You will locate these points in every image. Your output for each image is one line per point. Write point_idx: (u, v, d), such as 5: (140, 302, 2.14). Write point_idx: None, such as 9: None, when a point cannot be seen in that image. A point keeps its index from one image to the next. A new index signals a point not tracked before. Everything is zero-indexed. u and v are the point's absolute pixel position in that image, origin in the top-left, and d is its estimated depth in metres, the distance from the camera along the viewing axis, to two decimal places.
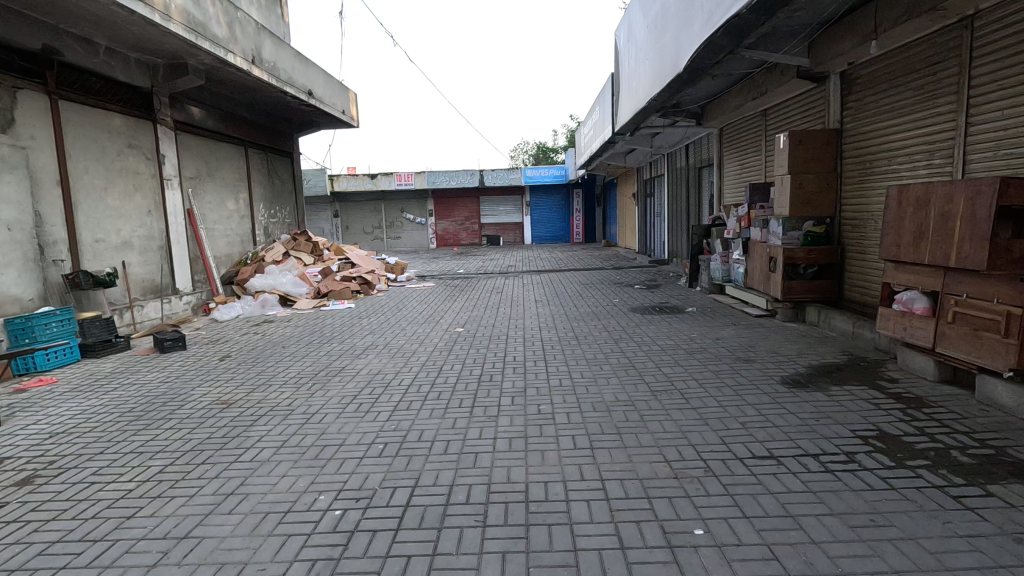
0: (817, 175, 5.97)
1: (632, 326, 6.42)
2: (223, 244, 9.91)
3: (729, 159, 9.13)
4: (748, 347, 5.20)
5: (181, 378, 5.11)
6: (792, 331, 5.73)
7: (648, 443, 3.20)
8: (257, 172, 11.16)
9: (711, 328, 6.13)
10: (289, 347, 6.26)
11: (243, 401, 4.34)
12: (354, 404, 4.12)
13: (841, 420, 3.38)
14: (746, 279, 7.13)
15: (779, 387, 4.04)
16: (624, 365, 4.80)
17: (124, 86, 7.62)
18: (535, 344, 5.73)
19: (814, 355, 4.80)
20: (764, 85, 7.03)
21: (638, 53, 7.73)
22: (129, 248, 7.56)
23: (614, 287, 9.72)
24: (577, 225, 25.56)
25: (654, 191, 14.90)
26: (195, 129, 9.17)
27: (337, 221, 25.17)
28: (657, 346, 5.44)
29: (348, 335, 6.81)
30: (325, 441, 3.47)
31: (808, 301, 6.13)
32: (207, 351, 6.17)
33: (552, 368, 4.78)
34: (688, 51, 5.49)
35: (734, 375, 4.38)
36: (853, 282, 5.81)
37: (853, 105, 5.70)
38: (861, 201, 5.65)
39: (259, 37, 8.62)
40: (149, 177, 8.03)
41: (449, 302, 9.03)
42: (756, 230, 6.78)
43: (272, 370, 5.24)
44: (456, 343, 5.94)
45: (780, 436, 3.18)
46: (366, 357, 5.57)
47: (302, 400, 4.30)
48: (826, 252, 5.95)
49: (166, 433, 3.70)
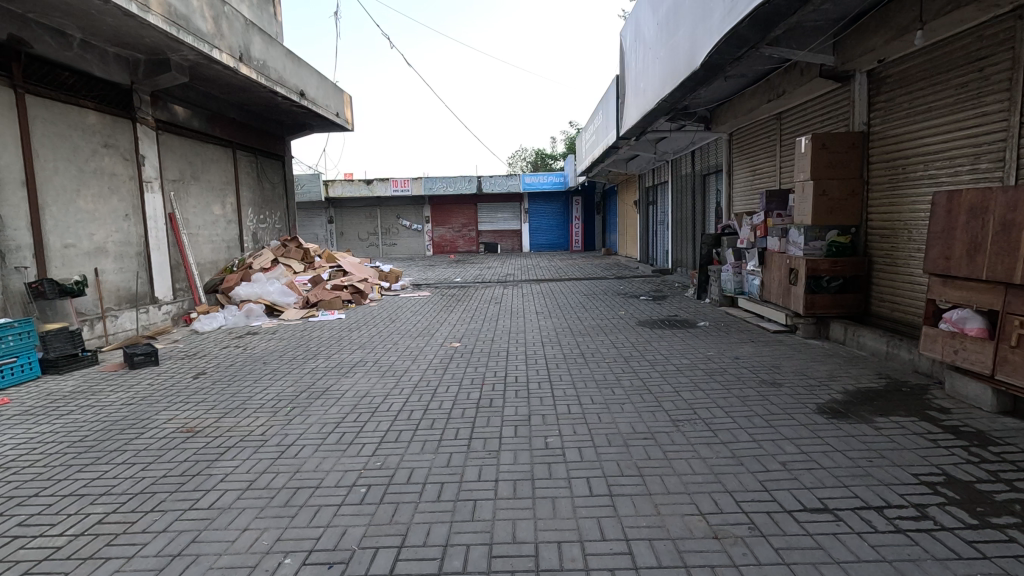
0: (842, 181, 5.54)
1: (642, 342, 5.96)
2: (207, 250, 9.42)
3: (740, 165, 8.73)
4: (773, 368, 4.73)
5: (147, 399, 4.62)
6: (817, 350, 5.27)
7: (676, 489, 2.73)
8: (244, 175, 10.69)
9: (728, 345, 5.66)
10: (271, 363, 5.76)
11: (210, 429, 3.85)
12: (336, 434, 3.63)
13: (898, 460, 2.92)
14: (762, 292, 6.69)
15: (817, 417, 3.57)
16: (638, 389, 4.33)
17: (101, 82, 7.16)
18: (539, 362, 5.25)
19: (849, 379, 4.34)
20: (781, 86, 6.64)
21: (647, 51, 7.32)
22: (103, 254, 7.07)
23: (619, 298, 9.25)
24: (577, 233, 25.13)
25: (657, 198, 14.49)
26: (179, 130, 8.71)
27: (332, 227, 24.66)
28: (672, 366, 4.96)
29: (335, 349, 6.32)
30: (299, 482, 2.98)
31: (832, 317, 5.68)
32: (181, 367, 5.67)
33: (559, 392, 4.31)
34: (707, 45, 5.06)
35: (763, 401, 3.92)
36: (883, 297, 5.38)
37: (883, 106, 5.29)
38: (892, 209, 5.23)
39: (248, 33, 8.19)
40: (128, 179, 7.56)
41: (445, 313, 8.55)
42: (774, 239, 6.35)
43: (249, 391, 4.75)
44: (452, 361, 5.47)
45: (832, 482, 2.72)
46: (353, 377, 5.08)
47: (279, 428, 3.81)
48: (852, 263, 5.53)
49: (117, 470, 3.22)
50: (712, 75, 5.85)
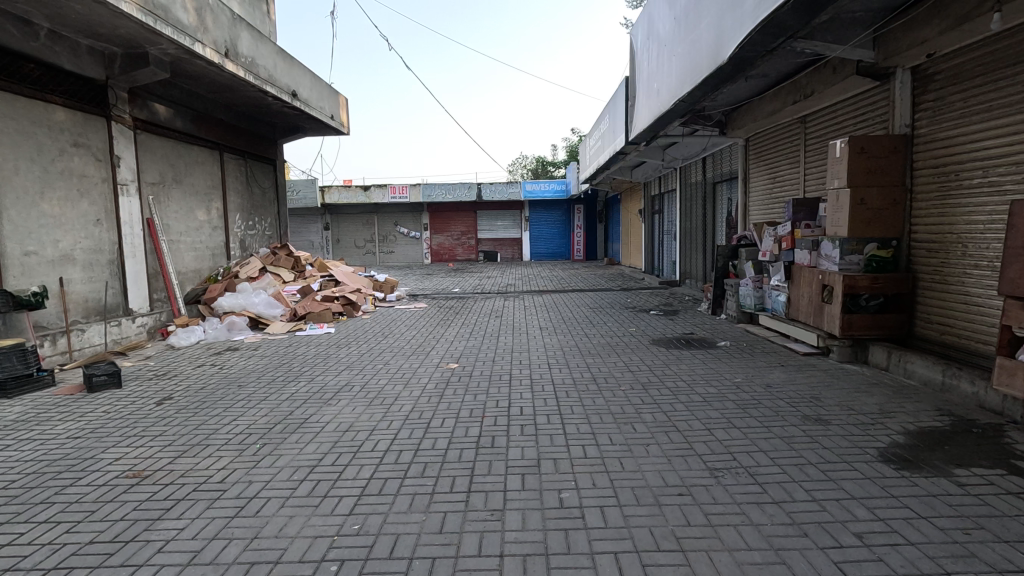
0: (883, 189, 5.00)
1: (659, 365, 5.38)
2: (189, 258, 8.84)
3: (758, 171, 8.19)
4: (813, 401, 4.14)
5: (98, 431, 4.01)
6: (859, 378, 4.68)
7: (729, 572, 2.15)
8: (232, 178, 10.13)
9: (757, 370, 5.09)
10: (248, 386, 5.17)
11: (160, 473, 3.25)
12: (308, 484, 3.04)
13: (1004, 534, 2.33)
14: (789, 310, 6.12)
15: (883, 468, 2.98)
16: (663, 426, 3.73)
17: (72, 76, 6.62)
18: (546, 390, 4.64)
19: (906, 416, 3.75)
20: (809, 86, 6.12)
21: (663, 48, 6.80)
22: (69, 263, 6.49)
23: (628, 313, 8.67)
24: (579, 242, 24.58)
25: (664, 207, 13.95)
26: (160, 130, 8.16)
27: (328, 234, 24.17)
28: (698, 395, 4.38)
29: (320, 369, 5.73)
30: (255, 554, 2.39)
31: (871, 340, 5.12)
32: (147, 390, 5.07)
33: (571, 429, 3.71)
34: (737, 35, 4.53)
35: (812, 444, 3.34)
36: (931, 318, 4.83)
37: (931, 106, 4.76)
38: (941, 219, 4.69)
39: (236, 28, 7.66)
40: (100, 182, 7.00)
41: (442, 328, 7.97)
42: (802, 252, 5.79)
43: (216, 422, 4.15)
44: (448, 386, 4.87)
45: (927, 566, 2.14)
46: (337, 405, 4.48)
47: (242, 474, 3.20)
48: (894, 280, 4.97)
49: (36, 533, 2.64)
50: (739, 72, 5.32)
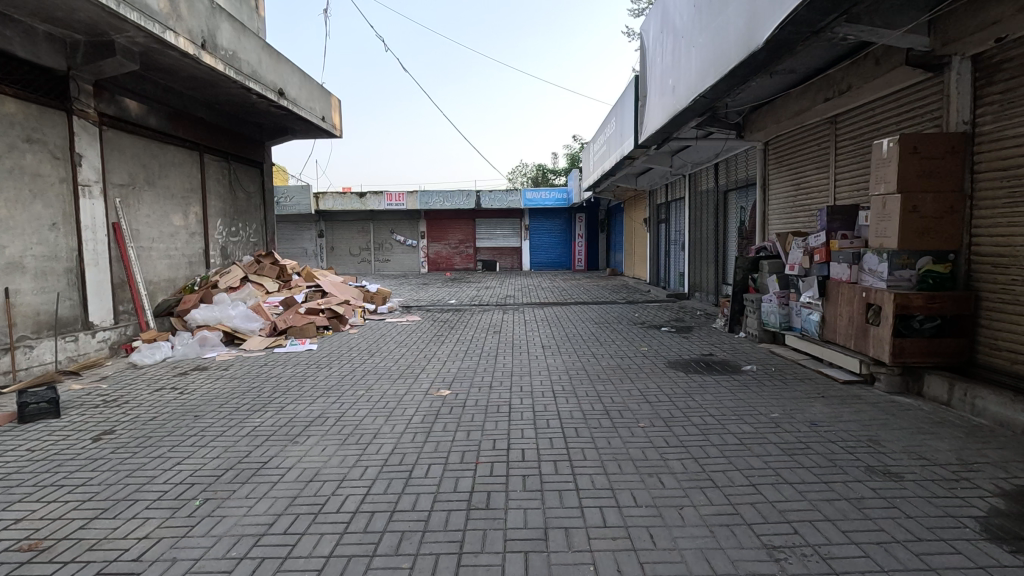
0: (938, 195, 4.35)
1: (681, 394, 4.68)
2: (162, 266, 8.16)
3: (779, 176, 7.55)
4: (872, 445, 3.46)
5: (8, 479, 3.30)
6: (917, 414, 4.01)
7: None
8: (212, 181, 9.46)
9: (794, 402, 4.40)
10: (206, 416, 4.46)
11: (64, 545, 2.56)
12: (247, 566, 2.34)
13: None
14: (823, 331, 5.45)
15: (997, 551, 2.29)
16: (697, 480, 3.04)
17: (27, 65, 5.95)
18: (552, 427, 3.93)
19: (994, 469, 3.06)
20: (845, 81, 5.50)
21: (680, 39, 6.18)
22: (16, 272, 5.81)
23: (637, 329, 7.98)
24: (580, 252, 23.90)
25: (671, 215, 13.33)
26: (130, 128, 7.52)
27: (322, 242, 23.52)
28: (732, 435, 3.70)
29: (293, 395, 5.04)
30: None
31: (925, 368, 4.45)
32: (88, 421, 4.36)
33: (584, 483, 3.03)
34: (777, 12, 3.90)
35: (891, 512, 2.64)
36: (999, 344, 4.16)
37: (999, 99, 4.12)
38: (1014, 229, 4.02)
39: (214, 18, 7.00)
40: (58, 182, 6.33)
41: (435, 345, 7.27)
42: (840, 266, 5.13)
43: (155, 466, 3.45)
44: (437, 420, 4.17)
45: None
46: (305, 444, 3.77)
47: (167, 547, 2.51)
48: (953, 299, 4.30)
49: None
50: (772, 62, 4.70)
